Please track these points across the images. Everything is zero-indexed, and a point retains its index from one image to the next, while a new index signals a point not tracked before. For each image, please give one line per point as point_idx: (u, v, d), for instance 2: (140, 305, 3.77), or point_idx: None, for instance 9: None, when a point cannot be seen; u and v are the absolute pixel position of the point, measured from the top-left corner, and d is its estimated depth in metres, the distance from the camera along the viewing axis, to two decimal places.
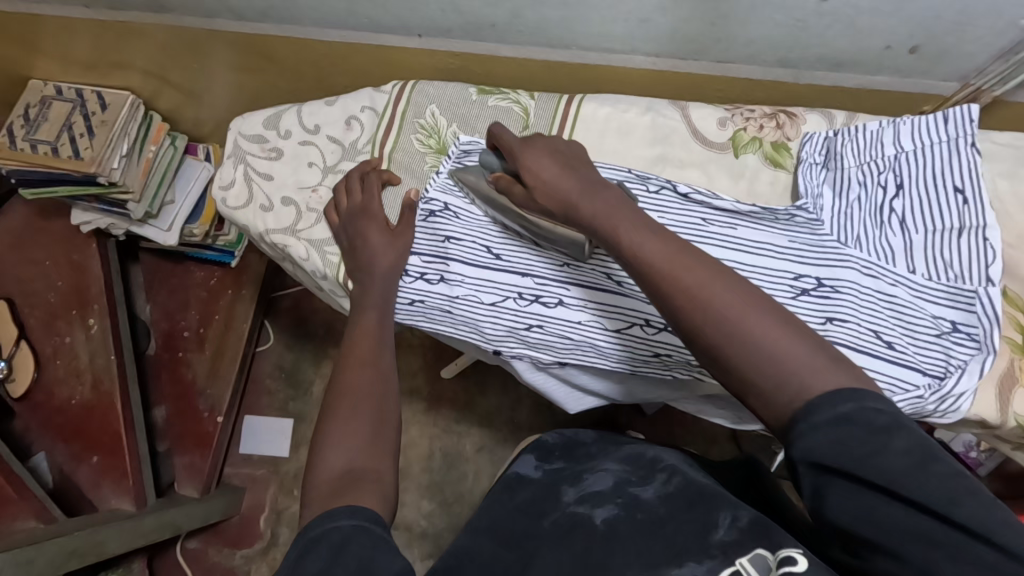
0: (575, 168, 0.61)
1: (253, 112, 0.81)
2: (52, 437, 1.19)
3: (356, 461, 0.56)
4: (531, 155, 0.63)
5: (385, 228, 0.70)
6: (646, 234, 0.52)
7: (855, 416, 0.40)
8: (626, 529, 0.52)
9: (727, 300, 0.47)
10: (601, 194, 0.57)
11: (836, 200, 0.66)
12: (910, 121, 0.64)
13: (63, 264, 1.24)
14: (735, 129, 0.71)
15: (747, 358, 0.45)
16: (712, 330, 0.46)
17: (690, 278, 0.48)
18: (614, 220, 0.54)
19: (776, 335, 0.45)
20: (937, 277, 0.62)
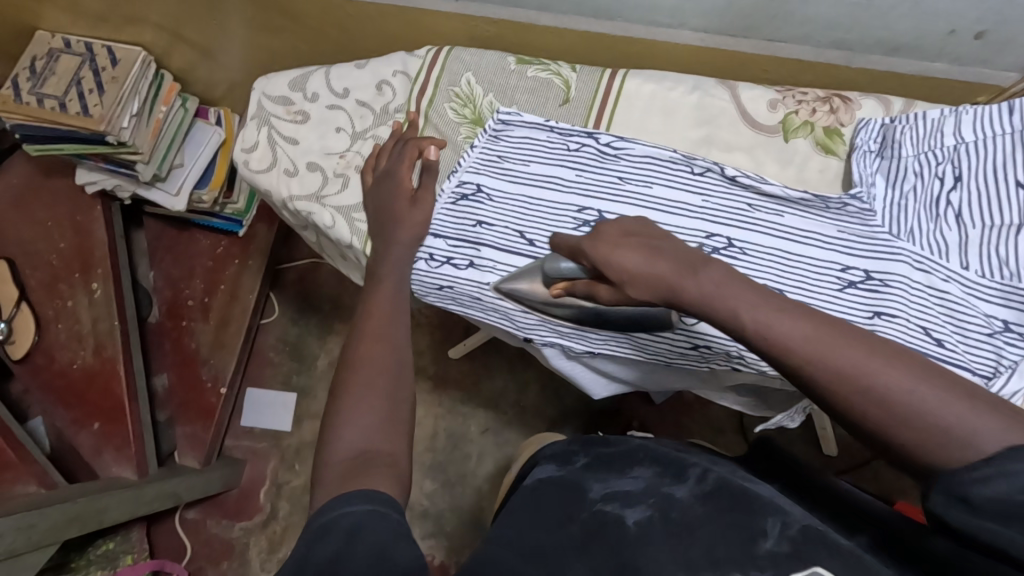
0: (656, 244, 0.50)
1: (277, 73, 0.77)
2: (53, 402, 1.16)
3: (375, 438, 0.53)
4: (604, 243, 0.52)
5: (408, 195, 0.67)
6: (773, 308, 0.42)
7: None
8: (662, 531, 0.49)
9: (893, 381, 0.38)
10: (700, 266, 0.46)
11: (889, 190, 0.63)
12: (973, 110, 0.61)
13: (67, 225, 1.21)
14: (786, 113, 0.68)
15: (930, 449, 0.36)
16: (881, 416, 0.38)
17: (840, 363, 0.39)
18: (728, 298, 0.44)
19: (961, 406, 0.36)
20: (991, 274, 0.60)
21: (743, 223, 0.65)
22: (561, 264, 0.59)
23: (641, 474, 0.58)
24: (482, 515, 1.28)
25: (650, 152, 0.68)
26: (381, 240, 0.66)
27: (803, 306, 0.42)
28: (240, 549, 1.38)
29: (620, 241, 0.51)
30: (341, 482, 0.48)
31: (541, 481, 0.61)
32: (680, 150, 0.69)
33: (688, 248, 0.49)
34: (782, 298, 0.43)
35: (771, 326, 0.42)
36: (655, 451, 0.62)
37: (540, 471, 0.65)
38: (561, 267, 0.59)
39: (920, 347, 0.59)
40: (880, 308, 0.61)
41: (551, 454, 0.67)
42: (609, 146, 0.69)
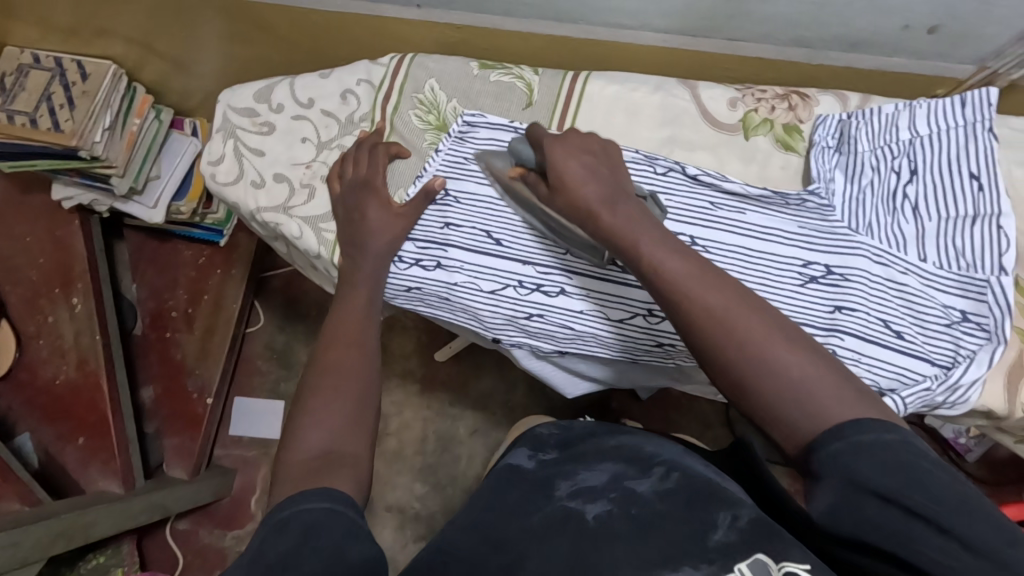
0: (601, 170, 0.58)
1: (242, 84, 0.77)
2: (38, 418, 1.16)
3: (337, 440, 0.53)
4: (559, 148, 0.59)
5: (386, 205, 0.67)
6: (669, 251, 0.51)
7: (871, 442, 0.41)
8: (620, 526, 0.50)
9: (749, 324, 0.46)
10: (620, 204, 0.55)
11: (848, 185, 0.64)
12: (926, 104, 0.62)
13: (45, 241, 1.20)
14: (746, 111, 0.69)
15: (767, 385, 0.45)
16: (737, 352, 0.46)
17: (715, 305, 0.47)
18: (636, 232, 0.52)
19: (805, 363, 0.45)
20: (948, 265, 0.61)
21: (706, 220, 0.65)
22: (524, 149, 0.64)
23: (607, 467, 0.58)
24: None
25: None
26: (353, 246, 0.66)
27: (695, 256, 0.51)
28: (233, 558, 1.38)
29: (569, 153, 0.58)
30: (306, 480, 0.49)
31: (511, 470, 0.62)
32: (643, 150, 0.69)
33: (622, 183, 0.58)
34: (681, 246, 0.52)
35: (666, 268, 0.50)
36: (624, 442, 0.62)
37: (515, 456, 0.65)
38: (522, 153, 0.64)
39: (880, 339, 0.60)
40: (841, 302, 0.62)
41: (526, 439, 0.68)
42: None
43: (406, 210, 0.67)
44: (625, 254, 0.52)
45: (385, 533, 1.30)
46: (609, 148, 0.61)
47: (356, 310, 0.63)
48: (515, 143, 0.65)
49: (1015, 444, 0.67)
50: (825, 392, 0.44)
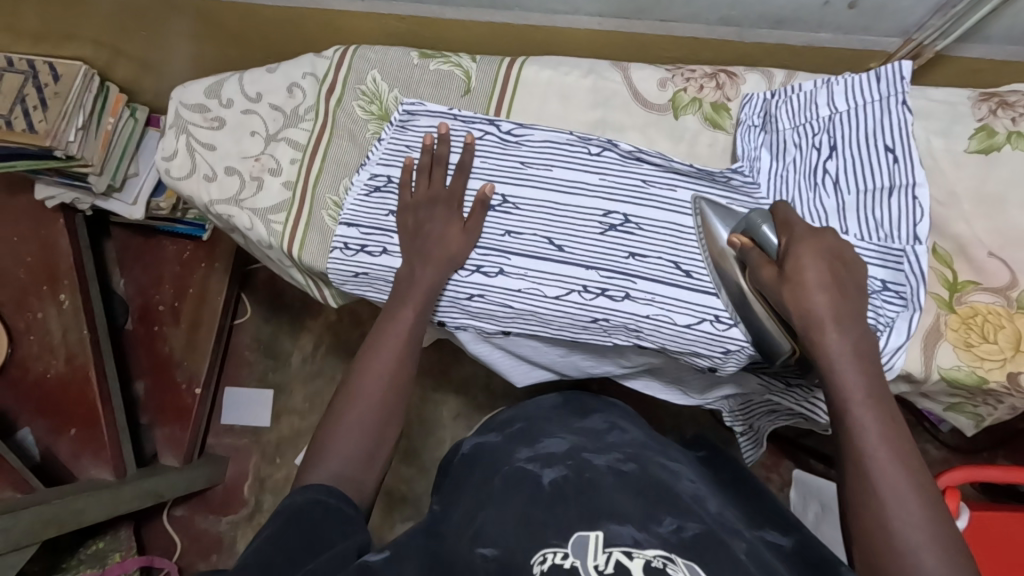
0: (841, 281, 0.55)
1: (194, 82, 0.80)
2: (32, 411, 1.21)
3: (345, 466, 0.58)
4: (808, 243, 0.56)
5: (455, 220, 0.69)
6: (867, 390, 0.52)
7: None
8: (569, 489, 0.52)
9: (901, 472, 0.49)
10: (850, 327, 0.54)
11: (773, 162, 0.66)
12: (844, 80, 0.64)
13: (31, 240, 1.24)
14: (675, 90, 0.70)
15: (881, 528, 0.48)
16: (880, 485, 0.49)
17: (889, 458, 0.49)
18: (845, 365, 0.52)
19: (932, 531, 0.47)
20: (868, 237, 0.63)
21: (637, 199, 0.68)
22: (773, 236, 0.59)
23: (569, 437, 0.63)
24: None
25: (548, 137, 0.71)
26: (414, 255, 0.67)
27: (897, 413, 0.52)
28: (229, 542, 1.44)
29: (817, 263, 0.55)
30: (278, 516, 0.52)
31: (477, 448, 0.66)
32: (577, 132, 0.72)
33: (857, 307, 0.55)
34: (887, 394, 0.52)
35: (864, 412, 0.51)
36: (587, 428, 0.67)
37: (467, 444, 0.69)
38: (761, 228, 0.60)
39: None
40: None
41: (491, 425, 0.72)
42: (510, 133, 0.71)
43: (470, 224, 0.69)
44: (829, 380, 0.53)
45: (373, 515, 1.34)
46: (859, 271, 0.57)
47: (395, 338, 0.65)
48: (755, 214, 0.61)
49: (951, 410, 0.69)
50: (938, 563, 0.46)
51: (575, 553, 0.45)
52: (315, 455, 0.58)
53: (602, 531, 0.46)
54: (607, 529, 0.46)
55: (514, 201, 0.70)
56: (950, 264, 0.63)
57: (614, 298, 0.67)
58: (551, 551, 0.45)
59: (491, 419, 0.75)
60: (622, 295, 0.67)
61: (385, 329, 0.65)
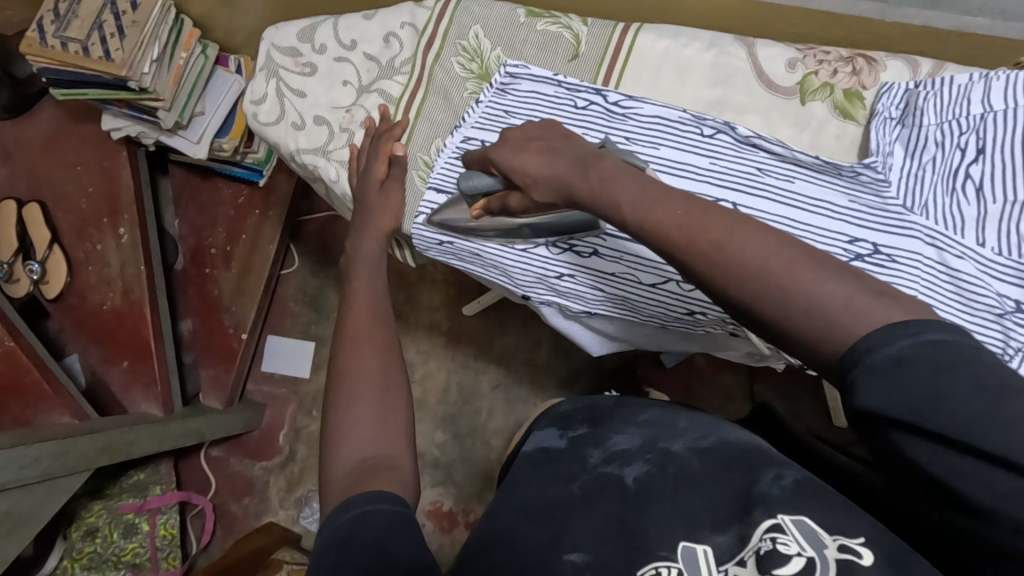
0: (557, 146, 0.53)
1: (285, 22, 0.76)
2: (86, 340, 1.23)
3: (367, 445, 0.53)
4: (508, 146, 0.55)
5: (376, 182, 0.69)
6: (645, 200, 0.44)
7: (913, 353, 0.33)
8: (660, 488, 0.50)
9: (756, 248, 0.39)
10: (585, 166, 0.49)
11: (907, 160, 0.61)
12: (1005, 76, 0.58)
13: (94, 171, 1.24)
14: (805, 73, 0.65)
15: (790, 315, 0.37)
16: (737, 287, 0.39)
17: (712, 240, 0.40)
18: (611, 188, 0.47)
19: (815, 274, 0.37)
20: (1007, 252, 0.58)
21: (751, 187, 0.63)
22: (478, 182, 0.60)
23: (634, 432, 0.57)
24: (491, 468, 1.32)
25: (659, 112, 0.66)
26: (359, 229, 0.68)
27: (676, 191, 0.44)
28: (261, 486, 1.46)
29: (522, 142, 0.54)
30: (360, 480, 0.50)
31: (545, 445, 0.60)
32: (690, 110, 0.67)
33: (585, 146, 0.52)
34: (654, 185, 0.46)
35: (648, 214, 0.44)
36: (653, 412, 0.60)
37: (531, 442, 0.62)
38: (479, 183, 0.60)
39: None
40: (886, 283, 0.60)
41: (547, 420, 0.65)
42: (618, 105, 0.67)
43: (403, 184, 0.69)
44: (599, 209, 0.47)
45: None
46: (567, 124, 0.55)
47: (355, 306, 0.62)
48: (467, 176, 0.61)
49: None
50: (845, 300, 0.36)
51: (688, 569, 0.44)
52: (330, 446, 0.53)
53: (709, 546, 0.45)
54: (715, 543, 0.44)
55: None
56: None
57: None
58: (663, 566, 0.44)
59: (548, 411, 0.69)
60: None
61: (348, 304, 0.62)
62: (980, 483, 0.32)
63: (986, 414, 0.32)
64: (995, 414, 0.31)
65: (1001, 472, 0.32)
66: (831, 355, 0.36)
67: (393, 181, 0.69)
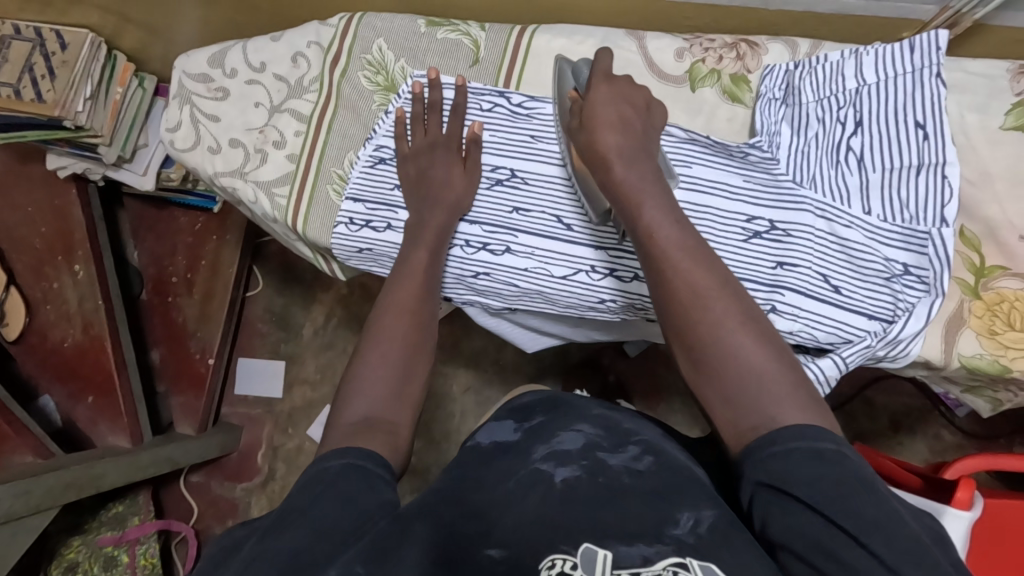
0: (634, 122, 0.58)
1: (197, 50, 0.78)
2: (50, 378, 1.23)
3: (380, 408, 0.54)
4: (605, 86, 0.59)
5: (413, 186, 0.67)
6: (669, 221, 0.53)
7: (828, 454, 0.42)
8: (586, 493, 0.47)
9: (731, 318, 0.49)
10: (636, 158, 0.56)
11: (793, 138, 0.63)
12: (874, 50, 0.60)
13: (46, 210, 1.22)
14: (692, 62, 0.67)
15: (728, 378, 0.48)
16: (708, 331, 0.49)
17: (699, 283, 0.50)
18: (640, 196, 0.54)
19: (769, 359, 0.48)
20: (892, 218, 0.60)
21: None
22: (583, 72, 0.64)
23: (583, 429, 0.54)
24: None
25: None
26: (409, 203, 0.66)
27: (691, 230, 0.53)
28: (243, 508, 1.46)
29: (612, 98, 0.58)
30: (352, 439, 0.51)
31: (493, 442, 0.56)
32: None
33: (650, 141, 0.58)
34: (683, 219, 0.54)
35: (660, 236, 0.52)
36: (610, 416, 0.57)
37: (483, 433, 0.58)
38: (582, 76, 0.64)
39: (818, 294, 0.61)
40: (783, 257, 0.62)
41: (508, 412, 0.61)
42: (521, 106, 0.69)
43: (421, 188, 0.66)
44: (627, 212, 0.55)
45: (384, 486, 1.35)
46: (653, 107, 0.60)
47: (412, 275, 0.62)
48: (579, 65, 0.65)
49: (974, 396, 0.66)
50: (778, 384, 0.47)
51: (583, 565, 0.42)
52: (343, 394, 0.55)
53: (610, 552, 0.43)
54: (616, 549, 0.43)
55: (523, 175, 0.68)
56: (977, 248, 0.61)
57: (622, 278, 0.66)
58: (559, 557, 0.43)
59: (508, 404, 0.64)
60: (631, 276, 0.66)
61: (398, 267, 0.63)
62: (844, 564, 0.39)
63: (868, 512, 0.40)
64: (873, 517, 0.40)
65: (864, 557, 0.38)
66: (740, 421, 0.47)
67: (426, 185, 0.66)
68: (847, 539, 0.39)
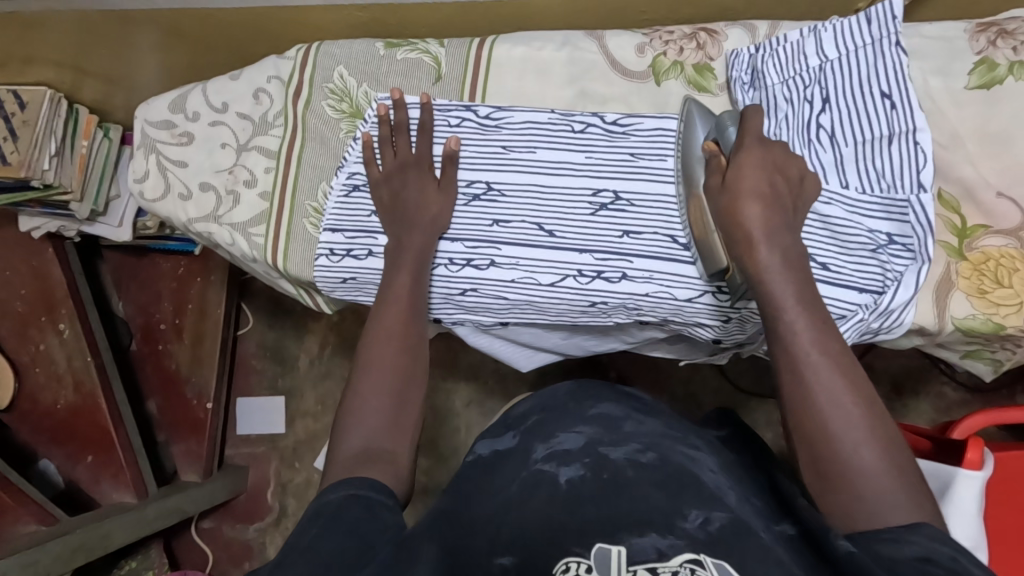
0: (782, 195, 0.56)
1: (157, 96, 0.77)
2: (47, 441, 1.21)
3: (375, 437, 0.53)
4: (758, 153, 0.57)
5: (391, 204, 0.66)
6: (802, 312, 0.52)
7: (940, 559, 0.39)
8: (594, 492, 0.47)
9: (865, 420, 0.48)
10: (779, 237, 0.55)
11: (765, 120, 0.63)
12: (832, 26, 0.61)
13: (25, 271, 1.20)
14: (654, 55, 0.67)
15: (857, 483, 0.46)
16: (843, 428, 0.47)
17: (835, 379, 0.49)
18: (774, 278, 0.53)
19: (899, 469, 0.46)
20: (870, 189, 0.60)
21: (627, 173, 0.65)
22: (729, 131, 0.60)
23: (583, 430, 0.54)
24: None
25: (528, 118, 0.68)
26: (396, 225, 0.65)
27: (829, 327, 0.52)
28: (258, 548, 1.44)
29: (764, 166, 0.56)
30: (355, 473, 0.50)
31: (494, 452, 0.56)
32: (556, 110, 0.69)
33: (797, 220, 0.56)
34: (822, 313, 0.52)
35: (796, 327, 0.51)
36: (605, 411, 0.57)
37: (483, 445, 0.59)
38: (726, 132, 0.61)
39: None
40: None
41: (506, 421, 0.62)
42: (489, 117, 0.68)
43: (389, 206, 0.66)
44: (762, 291, 0.53)
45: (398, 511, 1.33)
46: (807, 179, 0.58)
47: (398, 300, 0.61)
48: (723, 118, 0.61)
49: (973, 356, 0.66)
50: (903, 494, 0.45)
51: (598, 567, 0.42)
52: (340, 427, 0.54)
53: (625, 547, 0.42)
54: (630, 543, 0.42)
55: (499, 187, 0.67)
56: (957, 210, 0.61)
57: (610, 279, 0.65)
58: (574, 560, 0.42)
59: (507, 412, 0.65)
60: (619, 276, 0.64)
61: (386, 292, 0.62)
62: None
63: None
64: None
65: None
66: (862, 525, 0.44)
67: (406, 203, 0.65)
68: None
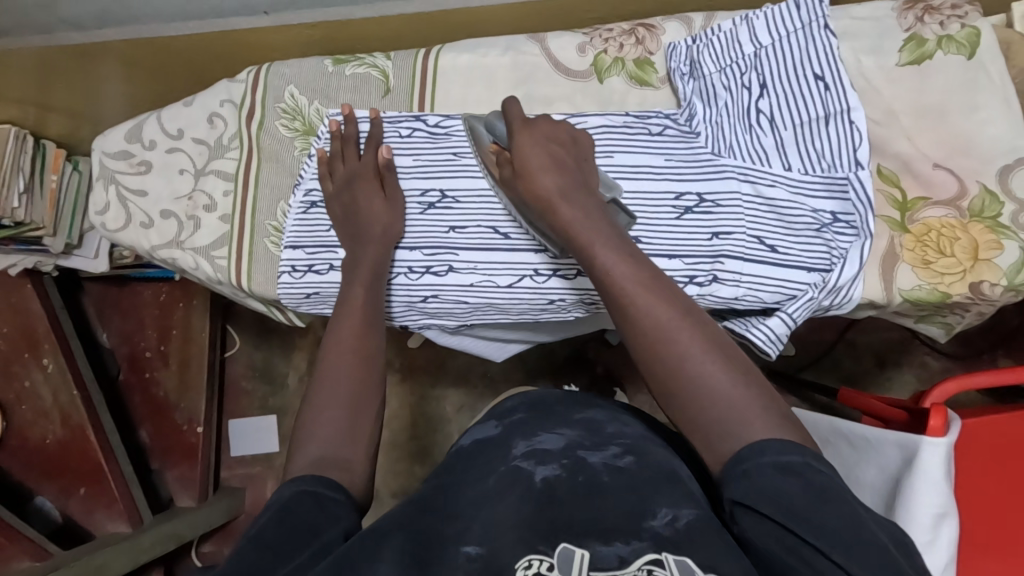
0: (565, 161, 0.59)
1: (113, 127, 0.77)
2: (38, 477, 1.21)
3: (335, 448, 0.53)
4: (527, 131, 0.61)
5: (343, 210, 0.67)
6: (615, 257, 0.53)
7: (798, 469, 0.41)
8: (563, 491, 0.48)
9: (697, 343, 0.48)
10: (575, 198, 0.57)
11: (706, 109, 0.64)
12: (763, 13, 0.62)
13: (5, 309, 1.19)
14: (595, 53, 0.68)
15: (710, 411, 0.46)
16: (681, 364, 0.48)
17: (656, 314, 0.50)
18: (589, 232, 0.54)
19: (737, 380, 0.47)
20: (812, 169, 0.62)
21: None
22: (500, 124, 0.65)
23: (565, 432, 0.54)
24: None
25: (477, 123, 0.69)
26: (350, 239, 0.66)
27: (643, 262, 0.53)
28: None
29: (540, 142, 0.60)
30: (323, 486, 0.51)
31: (465, 448, 0.57)
32: None
33: (584, 178, 0.59)
34: (631, 251, 0.54)
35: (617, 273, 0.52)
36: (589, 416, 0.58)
37: (466, 439, 0.59)
38: (497, 128, 0.65)
39: (755, 255, 0.61)
40: (717, 227, 0.62)
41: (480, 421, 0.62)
42: (438, 125, 0.69)
43: (340, 214, 0.67)
44: (580, 250, 0.54)
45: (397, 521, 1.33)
46: (580, 138, 0.62)
47: (354, 313, 0.62)
48: (490, 116, 0.66)
49: (931, 324, 0.67)
50: (750, 404, 0.45)
51: (560, 565, 0.42)
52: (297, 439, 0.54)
53: (588, 551, 0.42)
54: (594, 549, 0.42)
55: (454, 194, 0.68)
56: (897, 184, 0.62)
57: (566, 276, 0.66)
58: (536, 557, 0.42)
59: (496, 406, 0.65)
60: (575, 273, 0.66)
61: (345, 307, 0.63)
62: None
63: (844, 528, 0.39)
64: (848, 534, 0.39)
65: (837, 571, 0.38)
66: (729, 452, 0.44)
67: (360, 213, 0.66)
68: (822, 555, 0.39)
